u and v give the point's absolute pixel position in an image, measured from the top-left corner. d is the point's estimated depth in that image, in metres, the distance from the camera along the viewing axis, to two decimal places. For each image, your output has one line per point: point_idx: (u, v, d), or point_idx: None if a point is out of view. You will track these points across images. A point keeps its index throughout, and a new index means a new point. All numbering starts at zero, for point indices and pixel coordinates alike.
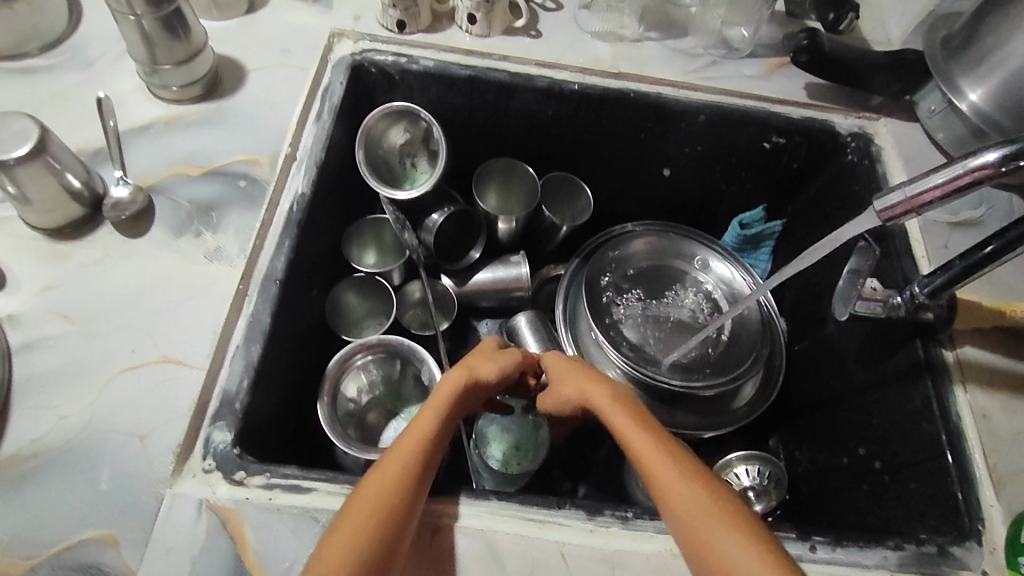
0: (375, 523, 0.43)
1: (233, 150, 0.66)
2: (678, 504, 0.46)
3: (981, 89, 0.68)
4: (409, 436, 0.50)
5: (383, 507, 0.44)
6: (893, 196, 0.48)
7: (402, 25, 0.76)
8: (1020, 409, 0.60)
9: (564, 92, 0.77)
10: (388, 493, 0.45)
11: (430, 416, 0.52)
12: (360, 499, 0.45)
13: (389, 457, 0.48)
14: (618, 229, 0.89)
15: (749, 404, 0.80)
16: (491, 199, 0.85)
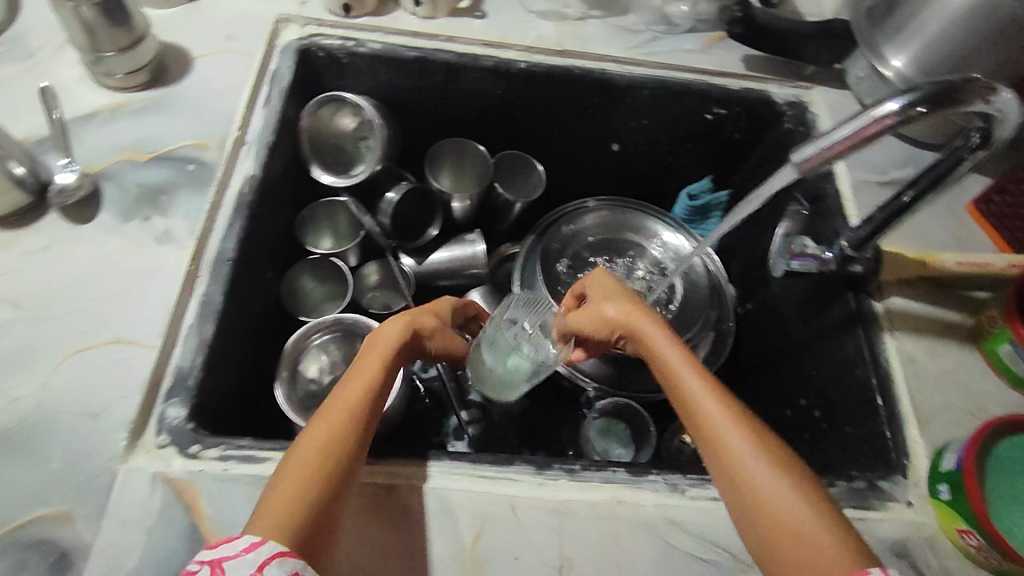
0: (325, 462, 0.45)
1: (180, 135, 0.66)
2: (729, 449, 0.47)
3: (903, 55, 0.72)
4: (353, 384, 0.52)
5: (330, 456, 0.46)
6: (808, 149, 0.48)
7: (348, 8, 0.77)
8: (942, 352, 0.64)
9: (511, 71, 0.79)
10: (340, 436, 0.47)
11: (371, 372, 0.53)
12: (303, 438, 0.47)
13: (335, 401, 0.51)
14: (570, 206, 0.91)
15: (702, 364, 0.83)
16: (446, 179, 0.87)
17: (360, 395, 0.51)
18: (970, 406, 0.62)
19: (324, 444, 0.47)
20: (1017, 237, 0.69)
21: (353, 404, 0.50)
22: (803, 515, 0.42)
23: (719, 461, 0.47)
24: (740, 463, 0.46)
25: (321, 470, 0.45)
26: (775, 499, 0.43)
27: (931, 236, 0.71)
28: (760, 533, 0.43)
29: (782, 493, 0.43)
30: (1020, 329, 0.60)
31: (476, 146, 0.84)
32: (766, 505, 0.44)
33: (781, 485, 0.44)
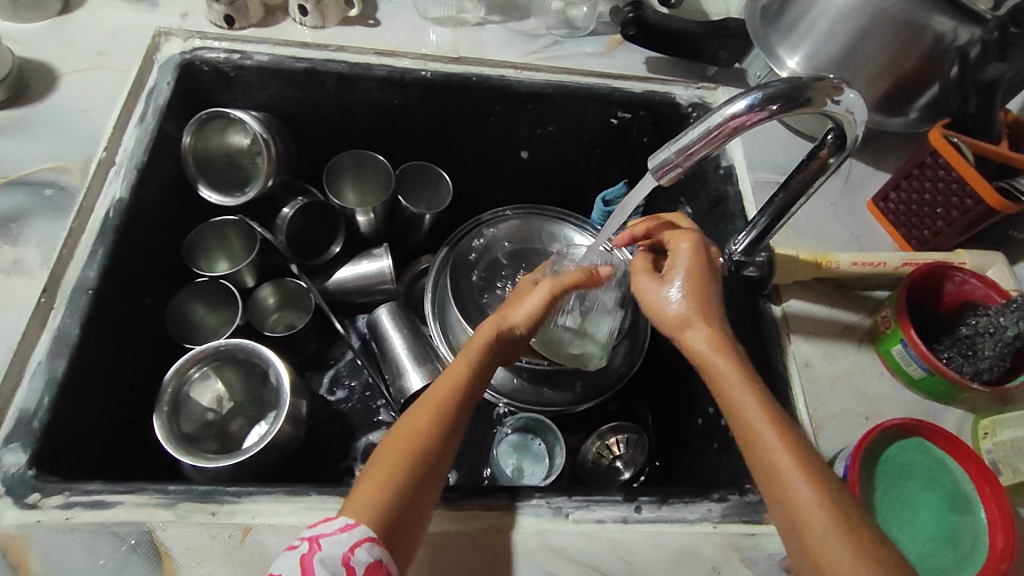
0: (404, 462, 0.48)
1: (39, 157, 0.62)
2: (761, 436, 0.48)
3: (798, 56, 0.71)
4: (451, 375, 0.55)
5: (413, 448, 0.49)
6: (664, 154, 0.47)
7: (230, 20, 0.73)
8: (840, 355, 0.63)
9: (405, 80, 0.76)
10: (424, 433, 0.51)
11: (469, 357, 0.57)
12: (413, 433, 0.50)
13: (427, 398, 0.54)
14: (486, 215, 0.88)
15: (624, 369, 0.80)
16: (349, 194, 0.85)
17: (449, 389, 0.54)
18: (866, 410, 0.60)
19: (430, 441, 0.50)
20: (914, 233, 0.68)
21: (446, 399, 0.53)
22: (824, 512, 0.44)
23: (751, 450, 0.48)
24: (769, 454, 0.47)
25: (399, 470, 0.48)
26: (803, 495, 0.45)
27: (831, 235, 0.70)
28: (790, 522, 0.45)
29: (810, 491, 0.45)
30: (909, 330, 0.58)
31: (375, 157, 0.82)
32: (794, 497, 0.45)
33: (811, 482, 0.45)
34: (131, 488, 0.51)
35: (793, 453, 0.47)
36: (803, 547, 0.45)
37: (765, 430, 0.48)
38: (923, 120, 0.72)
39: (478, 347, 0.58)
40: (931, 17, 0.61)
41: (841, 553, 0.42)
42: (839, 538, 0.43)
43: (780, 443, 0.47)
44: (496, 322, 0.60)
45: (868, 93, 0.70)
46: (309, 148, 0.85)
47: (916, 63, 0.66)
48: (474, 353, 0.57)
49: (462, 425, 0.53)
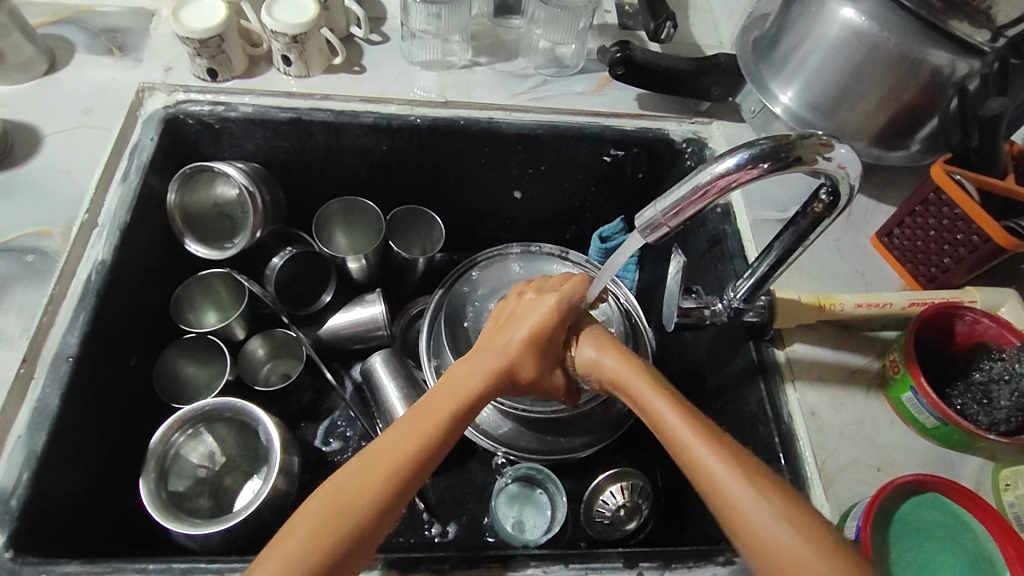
0: (342, 510, 0.42)
1: (23, 223, 0.62)
2: (682, 437, 0.45)
3: (791, 90, 0.71)
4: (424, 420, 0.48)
5: (342, 514, 0.42)
6: (648, 213, 0.46)
7: (214, 73, 0.73)
8: (848, 402, 0.60)
9: (392, 126, 0.75)
10: (378, 482, 0.44)
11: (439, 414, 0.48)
12: (337, 496, 0.43)
13: (371, 446, 0.46)
14: (483, 253, 0.84)
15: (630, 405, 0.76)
16: (340, 238, 0.84)
17: (412, 438, 0.46)
18: (877, 460, 0.58)
19: (375, 488, 0.44)
20: (921, 269, 0.66)
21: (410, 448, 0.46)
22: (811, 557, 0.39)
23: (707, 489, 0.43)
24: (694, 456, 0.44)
25: (340, 525, 0.42)
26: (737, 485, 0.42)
27: (835, 274, 0.67)
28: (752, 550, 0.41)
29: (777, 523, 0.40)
30: (919, 377, 0.55)
31: (364, 202, 0.80)
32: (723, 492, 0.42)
33: (748, 484, 0.42)
34: (112, 568, 0.49)
35: (720, 455, 0.43)
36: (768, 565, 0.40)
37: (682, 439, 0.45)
38: (925, 153, 0.70)
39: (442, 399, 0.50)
40: (928, 51, 0.62)
41: (813, 566, 0.38)
42: (804, 550, 0.39)
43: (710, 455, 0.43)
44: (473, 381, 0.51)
45: (867, 127, 0.69)
46: (300, 196, 0.84)
47: (914, 96, 0.65)
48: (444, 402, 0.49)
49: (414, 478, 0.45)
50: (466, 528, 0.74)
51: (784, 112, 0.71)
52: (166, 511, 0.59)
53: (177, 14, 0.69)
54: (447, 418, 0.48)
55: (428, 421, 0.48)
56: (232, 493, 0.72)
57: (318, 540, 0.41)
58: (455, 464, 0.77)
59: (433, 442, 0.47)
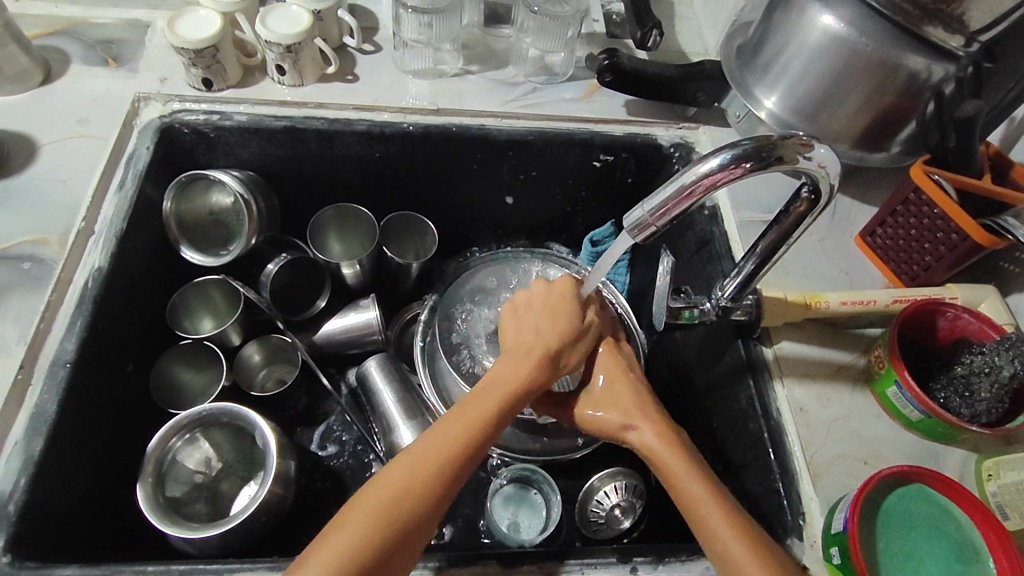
0: (399, 505, 0.46)
1: (20, 230, 0.62)
2: (670, 473, 0.52)
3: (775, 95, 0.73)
4: (472, 415, 0.52)
5: (404, 505, 0.46)
6: (637, 213, 0.47)
7: (209, 83, 0.74)
8: (835, 397, 0.62)
9: (385, 133, 0.77)
10: (425, 479, 0.48)
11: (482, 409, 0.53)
12: (398, 492, 0.47)
13: (430, 441, 0.50)
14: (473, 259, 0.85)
15: None
16: (334, 245, 0.85)
17: (456, 434, 0.51)
18: (864, 454, 0.59)
19: (425, 485, 0.48)
20: (904, 268, 0.68)
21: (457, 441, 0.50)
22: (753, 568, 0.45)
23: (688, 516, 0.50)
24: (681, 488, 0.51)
25: (397, 510, 0.46)
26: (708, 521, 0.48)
27: (820, 273, 0.69)
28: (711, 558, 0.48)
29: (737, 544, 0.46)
30: (902, 371, 0.57)
31: (358, 210, 0.81)
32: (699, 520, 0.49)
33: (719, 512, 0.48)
34: (110, 570, 0.49)
35: (701, 486, 0.50)
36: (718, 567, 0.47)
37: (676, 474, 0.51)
38: (905, 154, 0.73)
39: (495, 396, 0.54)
40: (903, 55, 0.64)
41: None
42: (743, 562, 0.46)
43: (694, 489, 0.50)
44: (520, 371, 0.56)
45: (848, 130, 0.72)
46: (296, 204, 0.85)
47: (893, 98, 0.67)
48: (500, 399, 0.54)
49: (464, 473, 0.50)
50: (462, 530, 0.74)
51: (768, 116, 0.74)
52: (162, 515, 0.59)
53: (172, 24, 0.70)
54: (491, 416, 0.53)
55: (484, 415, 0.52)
56: (229, 499, 0.72)
57: (372, 534, 0.45)
58: None
59: (477, 440, 0.51)
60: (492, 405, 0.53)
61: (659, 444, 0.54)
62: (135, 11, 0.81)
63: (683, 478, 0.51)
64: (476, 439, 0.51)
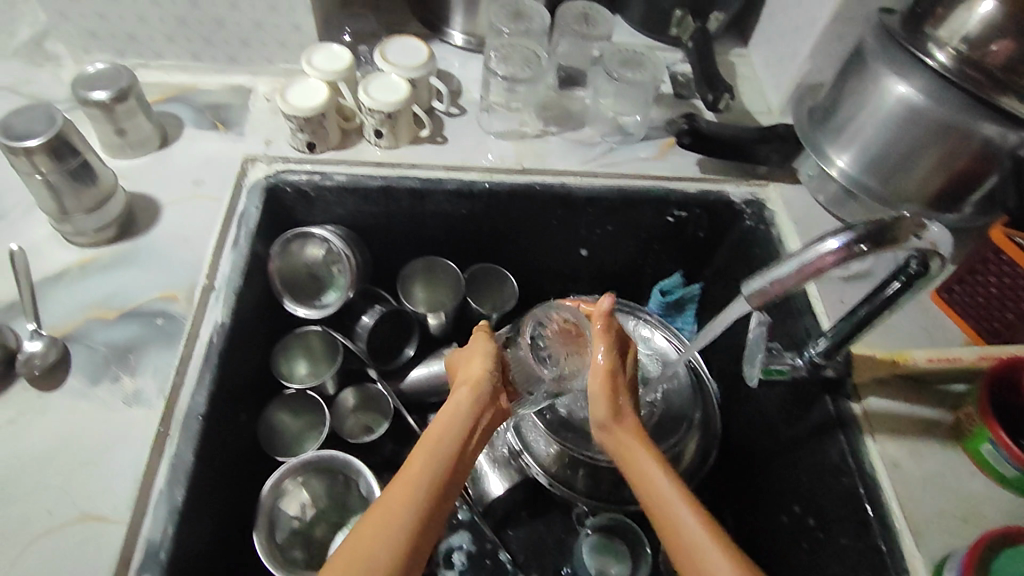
0: (369, 550, 0.49)
1: (151, 287, 0.66)
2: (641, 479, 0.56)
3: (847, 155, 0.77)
4: (406, 476, 0.53)
5: (379, 550, 0.49)
6: (757, 283, 0.50)
7: (312, 146, 0.79)
8: (927, 452, 0.64)
9: (473, 192, 0.82)
10: (392, 524, 0.50)
11: (422, 453, 0.54)
12: (367, 537, 0.49)
13: (389, 495, 0.52)
14: None
15: (693, 459, 0.81)
16: (418, 292, 0.87)
17: (409, 481, 0.52)
18: (962, 512, 0.60)
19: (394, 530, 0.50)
20: (983, 325, 0.70)
21: (407, 500, 0.51)
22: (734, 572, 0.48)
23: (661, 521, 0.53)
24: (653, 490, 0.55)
25: (368, 555, 0.48)
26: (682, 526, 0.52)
27: (902, 330, 0.72)
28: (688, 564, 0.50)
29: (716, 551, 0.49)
30: (997, 429, 0.59)
31: (445, 262, 0.86)
32: (675, 526, 0.52)
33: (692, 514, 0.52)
34: None
35: (670, 487, 0.54)
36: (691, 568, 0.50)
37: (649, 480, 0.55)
38: (977, 214, 0.76)
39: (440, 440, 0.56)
40: (978, 124, 0.68)
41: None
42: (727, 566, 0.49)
43: (667, 492, 0.54)
44: (457, 410, 0.58)
45: (922, 190, 0.75)
46: (383, 256, 0.90)
47: (967, 162, 0.71)
48: (441, 445, 0.55)
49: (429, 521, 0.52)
50: None
51: (840, 174, 0.78)
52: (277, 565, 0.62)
53: (284, 93, 0.75)
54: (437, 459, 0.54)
55: (426, 462, 0.54)
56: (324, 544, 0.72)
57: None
58: (535, 514, 0.80)
59: (437, 488, 0.53)
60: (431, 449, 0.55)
61: (629, 448, 0.58)
62: (238, 76, 0.86)
63: (653, 476, 0.55)
64: (432, 481, 0.53)
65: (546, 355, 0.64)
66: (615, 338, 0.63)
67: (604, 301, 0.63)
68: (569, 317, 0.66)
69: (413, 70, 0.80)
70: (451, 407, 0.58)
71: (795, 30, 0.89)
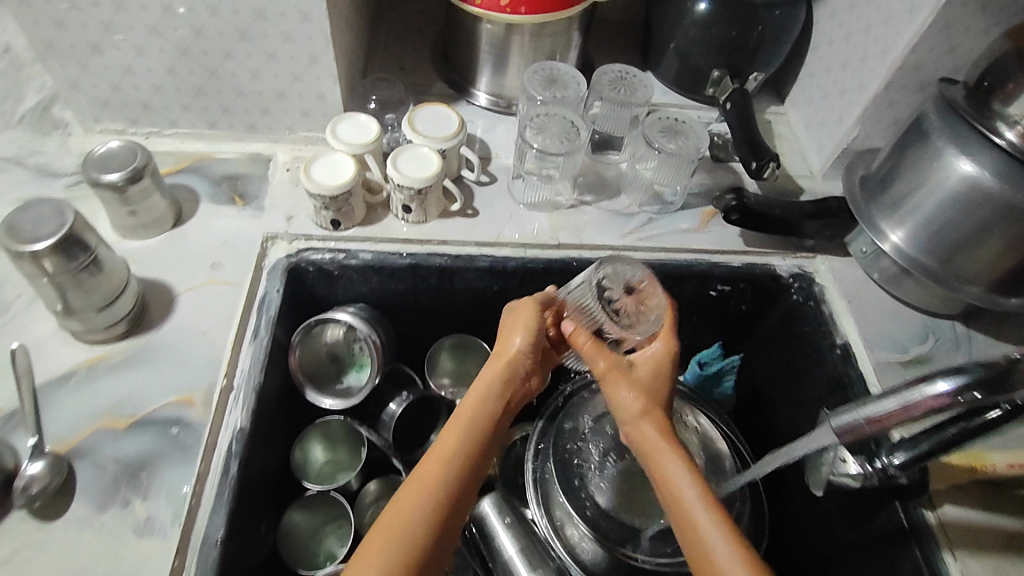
0: (392, 543, 0.49)
1: (164, 390, 0.61)
2: (668, 490, 0.52)
3: (903, 231, 0.73)
4: (439, 448, 0.53)
5: (403, 540, 0.49)
6: (850, 418, 0.46)
7: (337, 223, 0.74)
8: (1013, 570, 0.58)
9: (506, 269, 0.77)
10: (417, 513, 0.50)
11: (453, 438, 0.54)
12: (393, 528, 0.49)
13: (417, 477, 0.52)
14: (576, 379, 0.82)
15: None
16: (445, 361, 0.82)
17: (439, 464, 0.52)
18: None
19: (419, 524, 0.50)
20: None
21: (439, 471, 0.52)
22: None
23: (688, 537, 0.49)
24: (681, 504, 0.51)
25: (392, 543, 0.49)
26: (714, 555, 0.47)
27: None
28: None
29: None
30: None
31: (478, 342, 0.82)
32: (705, 557, 0.48)
33: (723, 541, 0.48)
34: None
35: (700, 499, 0.50)
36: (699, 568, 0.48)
37: (677, 485, 0.51)
38: None
39: (470, 417, 0.55)
40: None
41: None
42: None
43: (699, 509, 0.50)
44: (489, 387, 0.56)
45: (988, 272, 0.70)
46: (408, 332, 0.85)
47: None
48: (471, 424, 0.54)
49: (457, 511, 0.52)
50: None
51: (895, 251, 0.74)
52: None
53: (308, 170, 0.71)
54: (463, 447, 0.53)
55: (456, 446, 0.53)
56: None
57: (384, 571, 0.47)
58: None
59: (465, 476, 0.53)
60: (459, 435, 0.54)
61: (657, 444, 0.54)
62: (256, 144, 0.81)
63: (680, 482, 0.51)
64: (461, 465, 0.52)
65: (608, 278, 0.63)
66: (675, 325, 0.60)
67: (654, 288, 0.62)
68: (647, 291, 0.62)
69: (443, 141, 0.75)
70: (483, 385, 0.56)
71: (841, 93, 0.84)
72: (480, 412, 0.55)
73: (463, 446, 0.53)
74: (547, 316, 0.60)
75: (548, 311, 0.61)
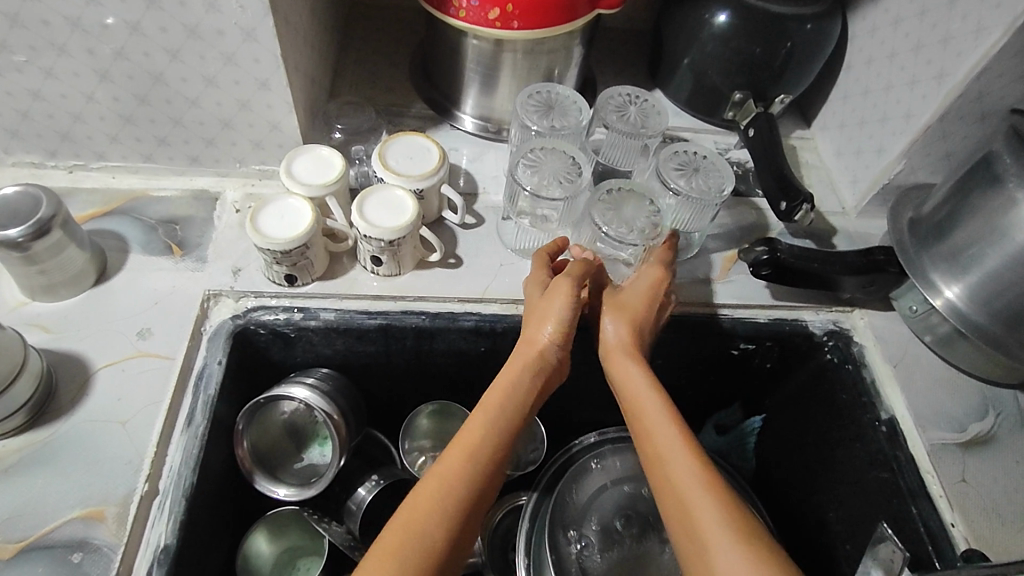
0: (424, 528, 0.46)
1: (68, 503, 0.50)
2: (658, 458, 0.51)
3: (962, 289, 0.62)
4: (470, 433, 0.52)
5: (431, 524, 0.46)
6: None
7: (293, 278, 0.62)
8: None
9: (495, 329, 0.66)
10: (441, 494, 0.48)
11: (483, 418, 0.53)
12: (423, 507, 0.47)
13: (445, 463, 0.50)
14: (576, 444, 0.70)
15: None
16: (423, 424, 0.70)
17: (468, 445, 0.51)
18: None
19: (447, 504, 0.47)
20: None
21: (463, 465, 0.50)
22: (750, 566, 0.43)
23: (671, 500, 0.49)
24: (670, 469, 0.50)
25: (420, 527, 0.46)
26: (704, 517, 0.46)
27: None
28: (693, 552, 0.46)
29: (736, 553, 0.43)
30: None
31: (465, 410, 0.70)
32: (692, 521, 0.46)
33: (713, 504, 0.47)
34: None
35: (692, 464, 0.49)
36: (688, 542, 0.46)
37: (669, 456, 0.51)
38: None
39: (498, 399, 0.54)
40: None
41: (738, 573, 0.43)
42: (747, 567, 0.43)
43: (689, 474, 0.49)
44: (520, 367, 0.56)
45: None
46: (380, 395, 0.73)
47: None
48: (498, 406, 0.54)
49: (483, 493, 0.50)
50: None
51: (953, 313, 0.62)
52: None
53: (255, 218, 0.59)
54: (490, 425, 0.52)
55: (485, 429, 0.52)
56: None
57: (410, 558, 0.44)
58: None
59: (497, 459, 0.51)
60: (489, 416, 0.53)
61: (651, 411, 0.54)
62: (200, 178, 0.69)
63: (672, 447, 0.51)
64: (489, 448, 0.51)
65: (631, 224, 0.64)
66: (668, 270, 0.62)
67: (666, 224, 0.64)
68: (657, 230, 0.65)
69: (420, 180, 0.64)
70: (515, 370, 0.55)
71: (882, 121, 0.73)
72: (513, 395, 0.54)
73: (491, 427, 0.52)
74: (579, 268, 0.60)
75: (582, 276, 0.59)
